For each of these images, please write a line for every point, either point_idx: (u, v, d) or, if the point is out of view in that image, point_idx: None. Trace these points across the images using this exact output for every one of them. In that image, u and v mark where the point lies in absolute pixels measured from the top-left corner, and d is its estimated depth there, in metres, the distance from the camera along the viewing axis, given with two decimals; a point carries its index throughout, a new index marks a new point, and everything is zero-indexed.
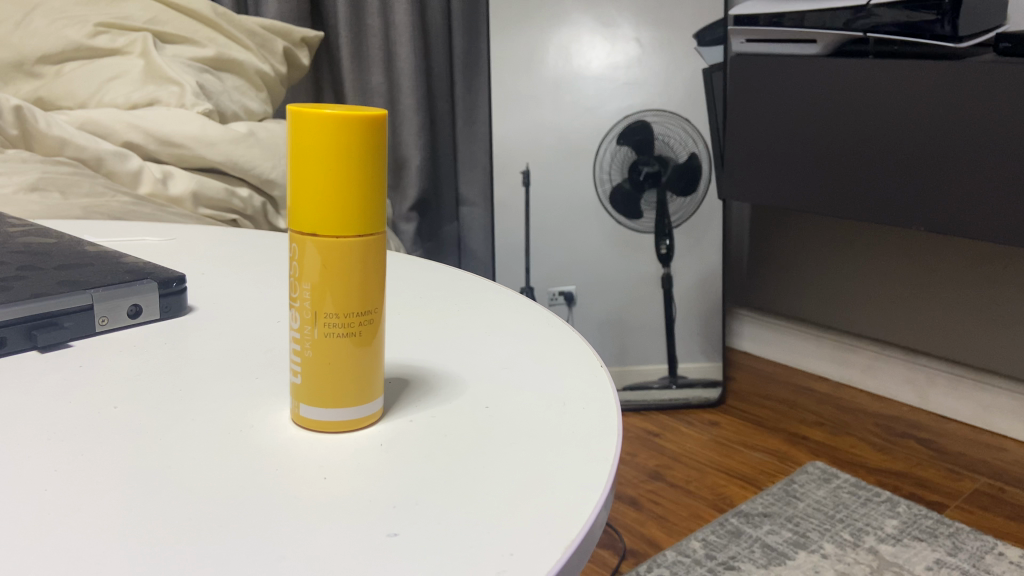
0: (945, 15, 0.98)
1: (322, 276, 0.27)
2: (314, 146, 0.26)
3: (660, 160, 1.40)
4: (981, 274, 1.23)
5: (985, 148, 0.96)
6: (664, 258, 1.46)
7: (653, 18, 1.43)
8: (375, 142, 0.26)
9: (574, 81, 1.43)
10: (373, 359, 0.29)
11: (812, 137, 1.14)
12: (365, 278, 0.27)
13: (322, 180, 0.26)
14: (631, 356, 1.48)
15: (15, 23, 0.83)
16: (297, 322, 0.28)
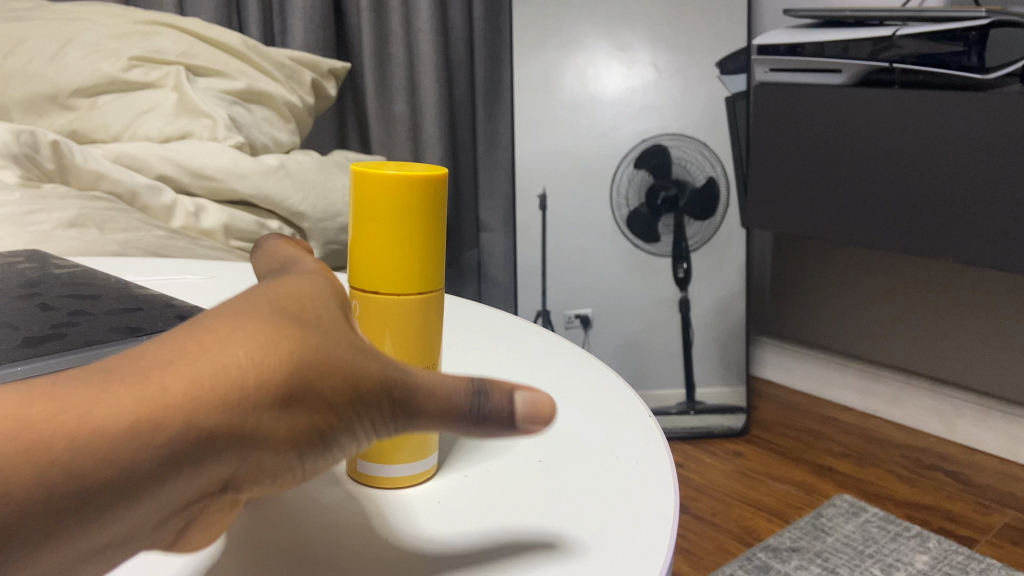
0: (972, 46, 0.98)
1: (379, 331, 0.28)
2: (378, 206, 0.28)
3: (677, 184, 1.42)
4: (1006, 303, 1.22)
5: (1009, 180, 0.96)
6: (682, 281, 1.46)
7: (672, 43, 1.43)
8: (429, 202, 0.28)
9: (590, 105, 1.45)
10: None
11: (833, 167, 1.15)
12: (423, 333, 0.29)
13: (385, 240, 0.28)
14: (651, 382, 1.48)
15: (50, 56, 0.84)
16: None
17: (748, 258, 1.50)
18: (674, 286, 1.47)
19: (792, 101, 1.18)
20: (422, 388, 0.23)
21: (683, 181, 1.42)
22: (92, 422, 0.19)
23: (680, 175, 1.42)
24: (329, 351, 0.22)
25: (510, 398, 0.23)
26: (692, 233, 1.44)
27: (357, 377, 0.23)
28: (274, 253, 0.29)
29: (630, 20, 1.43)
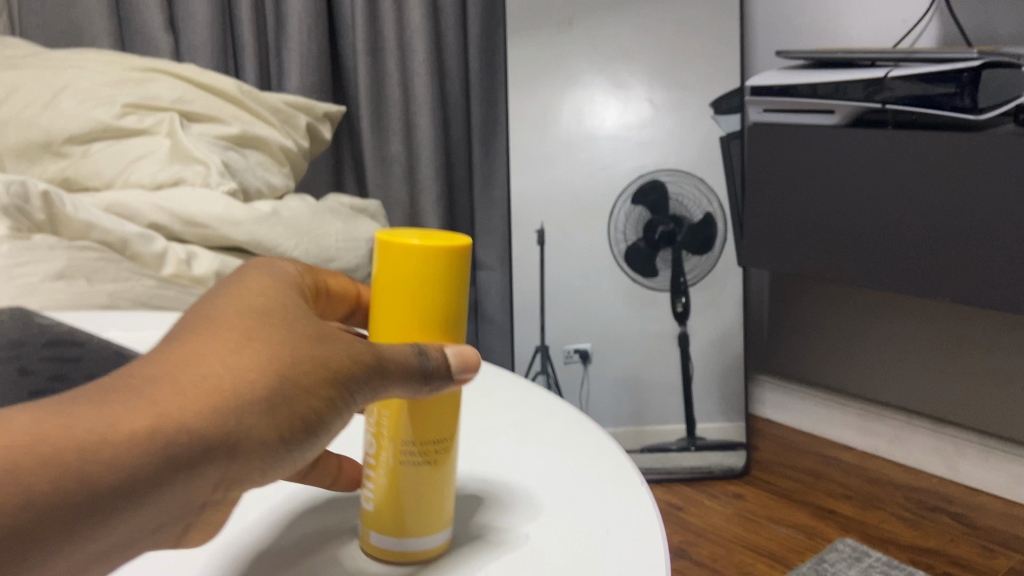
0: (964, 87, 0.98)
1: (396, 403, 0.33)
2: (410, 269, 0.33)
3: (674, 219, 1.41)
4: (1005, 342, 1.20)
5: (1003, 221, 0.96)
6: (681, 317, 1.45)
7: (667, 79, 1.44)
8: (455, 267, 0.33)
9: (587, 140, 1.46)
10: (444, 476, 0.34)
11: (827, 208, 1.15)
12: (437, 405, 0.33)
13: (414, 297, 0.33)
14: (650, 420, 1.46)
15: (43, 104, 0.84)
16: (378, 451, 0.34)
17: (745, 296, 1.50)
18: (673, 322, 1.46)
19: (786, 141, 1.18)
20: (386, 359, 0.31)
21: (681, 216, 1.41)
22: (107, 428, 0.24)
23: (678, 211, 1.41)
24: (298, 346, 0.29)
25: (443, 354, 0.32)
26: (690, 267, 1.43)
27: (325, 360, 0.29)
28: (272, 259, 0.36)
29: (626, 59, 1.44)
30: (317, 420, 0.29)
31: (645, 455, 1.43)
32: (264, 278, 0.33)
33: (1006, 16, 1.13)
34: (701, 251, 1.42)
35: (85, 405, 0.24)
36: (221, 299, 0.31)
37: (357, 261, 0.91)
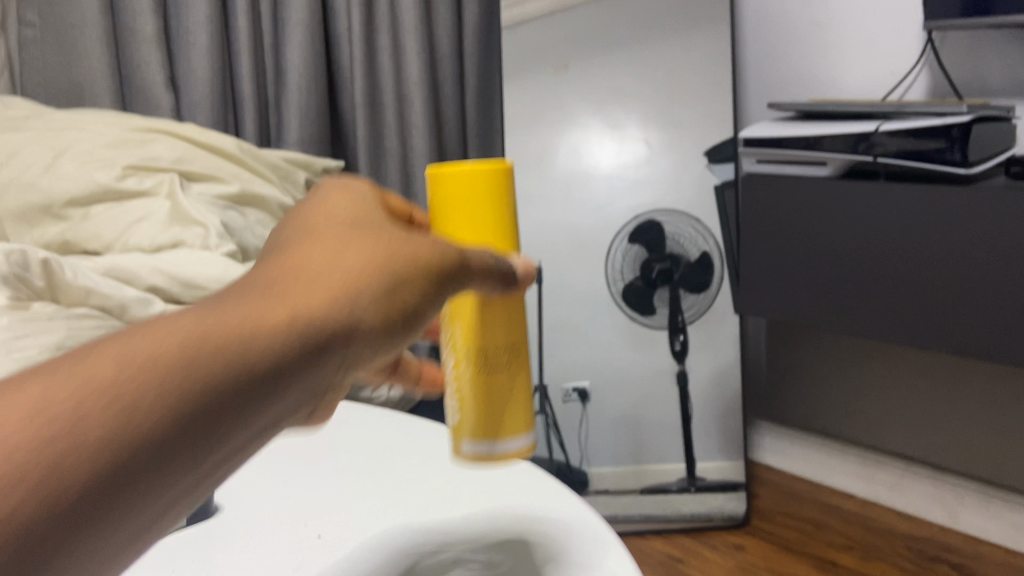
0: (954, 142, 0.99)
1: (468, 334, 0.55)
2: (479, 186, 0.54)
3: (671, 258, 1.40)
4: (1001, 391, 1.20)
5: (998, 275, 0.97)
6: (679, 355, 1.47)
7: (663, 120, 1.47)
8: (505, 181, 0.56)
9: (586, 179, 1.49)
10: (506, 376, 0.56)
11: (823, 259, 1.15)
12: (495, 327, 0.55)
13: (485, 205, 0.55)
14: (650, 458, 1.50)
15: (44, 167, 0.85)
16: (461, 371, 0.56)
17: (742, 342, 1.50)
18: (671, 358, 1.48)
19: (780, 191, 1.19)
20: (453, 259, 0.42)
21: (678, 255, 1.39)
22: (293, 313, 0.34)
23: (675, 250, 1.39)
24: (398, 249, 0.40)
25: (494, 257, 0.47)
26: (688, 306, 1.44)
27: (418, 259, 0.40)
28: (346, 183, 0.47)
29: (619, 100, 1.48)
30: (415, 314, 0.40)
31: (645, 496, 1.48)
32: (342, 205, 0.43)
33: (994, 68, 1.15)
34: (698, 290, 1.42)
35: (260, 299, 0.34)
36: (317, 222, 0.41)
37: None
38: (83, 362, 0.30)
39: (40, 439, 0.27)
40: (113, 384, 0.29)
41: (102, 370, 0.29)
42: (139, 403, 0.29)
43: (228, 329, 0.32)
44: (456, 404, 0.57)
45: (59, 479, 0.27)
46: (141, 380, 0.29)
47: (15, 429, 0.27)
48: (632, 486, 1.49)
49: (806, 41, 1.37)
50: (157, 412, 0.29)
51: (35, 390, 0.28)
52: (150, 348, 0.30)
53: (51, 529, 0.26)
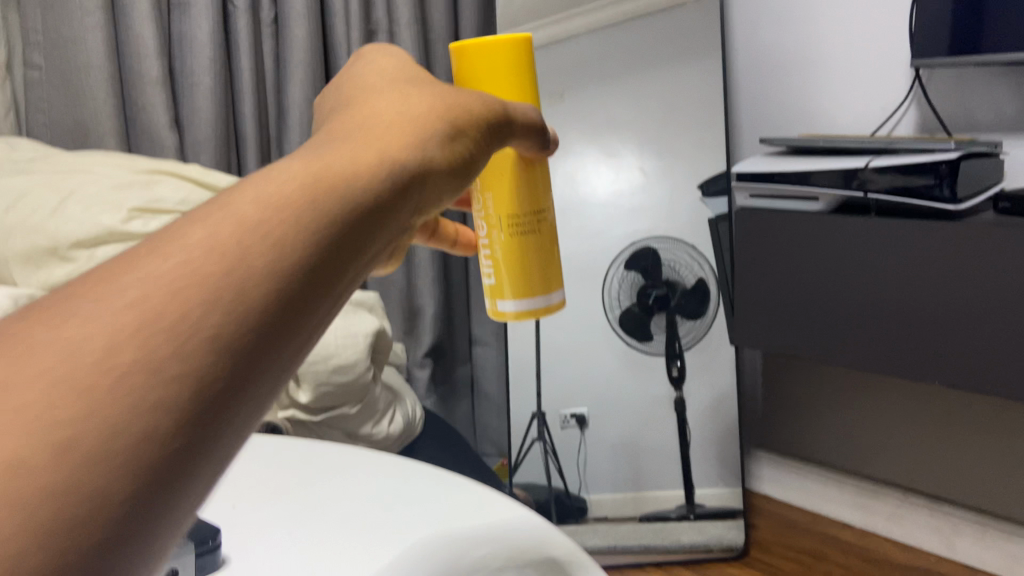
0: (942, 179, 1.01)
1: (501, 203, 0.60)
2: (503, 57, 0.59)
3: (667, 284, 1.42)
4: (994, 421, 1.22)
5: (988, 310, 0.99)
6: (677, 382, 1.48)
7: (656, 146, 1.49)
8: (526, 48, 0.60)
9: (582, 207, 1.53)
10: (535, 241, 0.62)
11: (815, 292, 1.17)
12: (525, 197, 0.60)
13: (511, 75, 0.59)
14: (649, 486, 1.50)
15: (51, 210, 0.87)
16: (493, 239, 0.62)
17: (737, 373, 1.51)
18: (668, 385, 1.49)
19: (773, 226, 1.21)
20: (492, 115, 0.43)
21: (674, 281, 1.42)
22: (387, 150, 0.33)
23: (671, 276, 1.42)
24: (451, 98, 0.40)
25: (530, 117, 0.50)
26: (683, 332, 1.45)
27: (469, 110, 0.41)
28: (371, 53, 0.45)
29: (615, 130, 1.51)
30: (473, 158, 0.40)
31: (645, 525, 1.48)
32: (376, 65, 0.42)
33: (980, 104, 1.18)
34: (695, 316, 1.44)
35: (350, 138, 0.33)
36: (357, 84, 0.40)
37: (356, 357, 0.92)
38: (205, 214, 0.28)
39: (208, 286, 0.25)
40: (253, 226, 0.27)
41: (234, 215, 0.28)
42: (283, 240, 0.28)
43: (338, 166, 0.31)
44: (490, 267, 0.63)
45: (235, 326, 0.26)
46: (285, 216, 0.28)
47: (177, 281, 0.25)
48: (632, 514, 1.50)
49: (796, 76, 1.40)
50: (302, 248, 0.28)
51: (172, 244, 0.26)
52: (276, 186, 0.29)
53: (238, 375, 0.26)
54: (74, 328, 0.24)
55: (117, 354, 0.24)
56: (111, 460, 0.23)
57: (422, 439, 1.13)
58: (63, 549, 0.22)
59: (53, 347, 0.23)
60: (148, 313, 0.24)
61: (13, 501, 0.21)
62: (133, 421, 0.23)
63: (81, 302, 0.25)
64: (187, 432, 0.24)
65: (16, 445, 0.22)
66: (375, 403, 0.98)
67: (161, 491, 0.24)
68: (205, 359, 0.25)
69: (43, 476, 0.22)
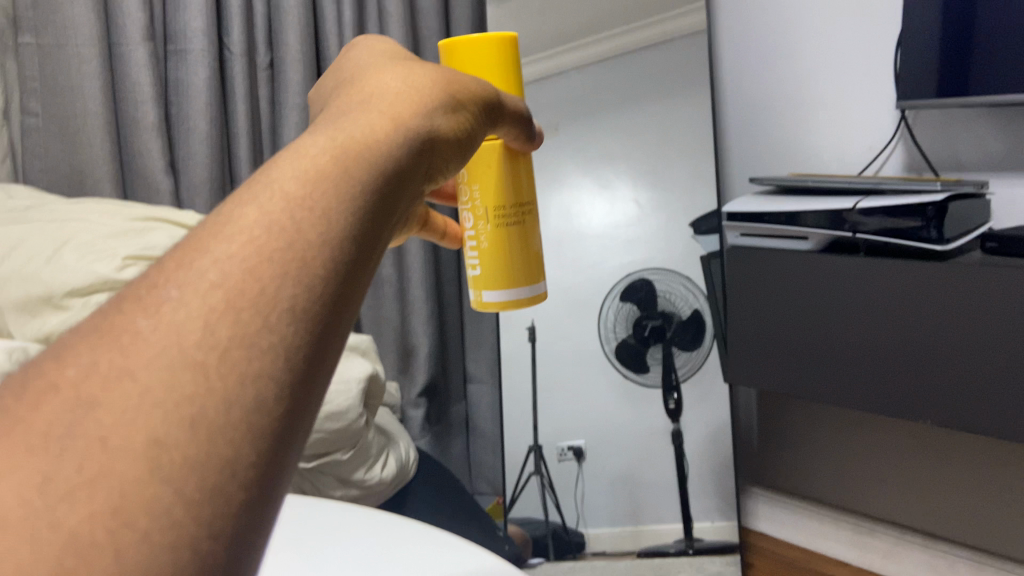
0: (930, 220, 1.02)
1: (486, 194, 0.60)
2: (487, 53, 0.60)
3: (662, 315, 1.50)
4: (988, 458, 1.22)
5: (980, 349, 0.99)
6: (674, 414, 1.50)
7: (652, 179, 1.51)
8: (510, 45, 0.61)
9: (577, 239, 1.55)
10: (523, 233, 0.62)
11: (808, 329, 1.18)
12: (511, 188, 0.60)
13: (495, 71, 0.60)
14: (648, 520, 1.51)
15: (46, 259, 0.88)
16: (478, 230, 0.61)
17: (732, 409, 1.51)
18: (665, 417, 1.51)
19: (766, 265, 1.22)
20: (481, 89, 0.48)
21: (670, 312, 1.50)
22: (398, 124, 0.37)
23: (665, 307, 1.49)
24: (443, 73, 0.44)
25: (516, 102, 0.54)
26: (680, 363, 1.50)
27: (460, 84, 0.45)
28: (359, 49, 0.48)
29: (609, 160, 1.53)
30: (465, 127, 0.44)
31: (645, 560, 1.48)
32: (362, 55, 0.46)
33: (966, 145, 1.19)
34: (693, 344, 1.49)
35: (358, 115, 0.37)
36: (348, 73, 0.44)
37: (349, 403, 0.92)
38: (250, 197, 0.31)
39: (274, 260, 0.29)
40: (296, 204, 0.31)
41: (278, 195, 0.31)
42: (331, 210, 0.32)
43: (357, 141, 0.35)
44: (475, 259, 0.63)
45: (305, 290, 0.29)
46: (324, 189, 0.32)
47: (248, 259, 0.29)
48: (630, 548, 1.50)
49: (784, 114, 1.41)
50: (341, 214, 0.32)
51: (233, 227, 0.30)
52: (311, 164, 0.33)
53: (318, 336, 0.29)
54: (173, 313, 0.27)
55: (216, 332, 0.27)
56: (233, 430, 0.26)
57: (418, 480, 1.12)
58: (215, 508, 0.25)
59: (158, 335, 0.26)
60: (233, 292, 0.28)
61: (164, 473, 0.24)
62: (245, 391, 0.26)
63: (169, 289, 0.28)
64: (290, 392, 0.28)
65: (153, 426, 0.24)
66: (368, 447, 0.98)
67: (286, 440, 0.27)
68: (288, 324, 0.28)
69: (182, 448, 0.24)
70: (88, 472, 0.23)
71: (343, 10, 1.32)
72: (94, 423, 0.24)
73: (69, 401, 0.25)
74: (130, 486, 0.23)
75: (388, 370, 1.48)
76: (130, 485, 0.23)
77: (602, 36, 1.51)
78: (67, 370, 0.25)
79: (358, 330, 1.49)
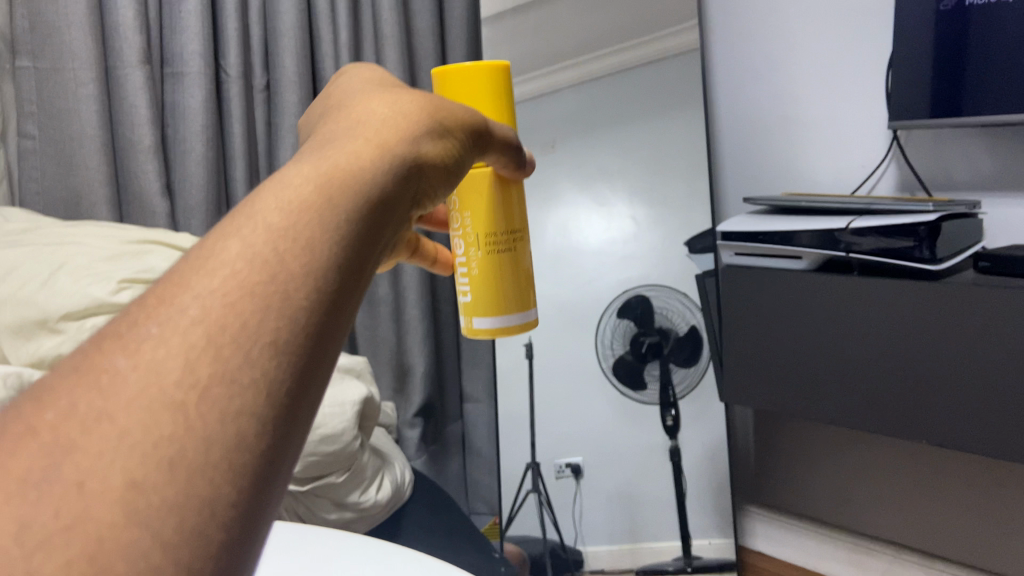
0: (922, 240, 1.02)
1: (478, 222, 0.60)
2: (479, 81, 0.60)
3: (660, 332, 1.45)
4: (984, 478, 1.22)
5: (973, 370, 1.00)
6: (671, 430, 1.49)
7: (648, 198, 1.52)
8: (502, 74, 0.62)
9: (575, 256, 1.56)
10: (514, 260, 0.62)
11: (803, 349, 1.18)
12: (503, 215, 0.61)
13: (487, 100, 0.61)
14: (646, 537, 1.52)
15: (42, 282, 0.88)
16: (469, 258, 0.62)
17: (728, 428, 1.51)
18: (663, 434, 1.51)
19: (760, 285, 1.22)
20: (470, 112, 0.48)
21: (667, 329, 1.45)
22: (384, 152, 0.38)
23: (664, 324, 1.45)
24: (431, 98, 0.45)
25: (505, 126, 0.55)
26: (678, 379, 1.47)
27: (448, 108, 0.46)
28: (349, 75, 0.48)
29: (606, 177, 1.54)
30: (453, 152, 0.45)
31: None
32: (352, 80, 0.47)
33: (958, 165, 1.20)
34: (689, 362, 1.46)
35: (344, 143, 0.37)
36: (336, 98, 0.45)
37: (344, 426, 0.92)
38: (233, 229, 0.32)
39: (256, 293, 0.30)
40: (279, 235, 0.32)
41: (261, 227, 0.32)
42: (313, 241, 0.32)
43: (341, 171, 0.35)
44: (466, 287, 0.63)
45: (287, 322, 0.30)
46: (307, 220, 0.33)
47: (229, 294, 0.29)
48: (628, 566, 1.51)
49: (778, 133, 1.42)
50: (324, 244, 0.33)
51: (215, 261, 0.30)
52: (294, 195, 0.33)
53: (300, 369, 0.30)
54: (153, 352, 0.27)
55: (197, 370, 0.27)
56: (213, 470, 0.26)
57: (414, 502, 1.12)
58: (194, 549, 0.25)
59: (138, 374, 0.27)
60: (215, 328, 0.28)
61: (142, 516, 0.24)
62: (225, 429, 0.27)
63: (150, 327, 0.28)
64: (272, 427, 0.28)
65: (132, 467, 0.25)
66: (362, 470, 0.98)
67: (268, 476, 0.28)
68: (270, 357, 0.29)
69: (161, 489, 0.25)
70: (65, 516, 0.23)
71: (340, 32, 1.33)
72: (71, 467, 0.24)
73: (47, 445, 0.25)
74: (108, 530, 0.24)
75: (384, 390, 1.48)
76: (107, 530, 0.24)
77: (599, 55, 1.52)
78: (46, 414, 0.26)
79: (355, 350, 1.49)
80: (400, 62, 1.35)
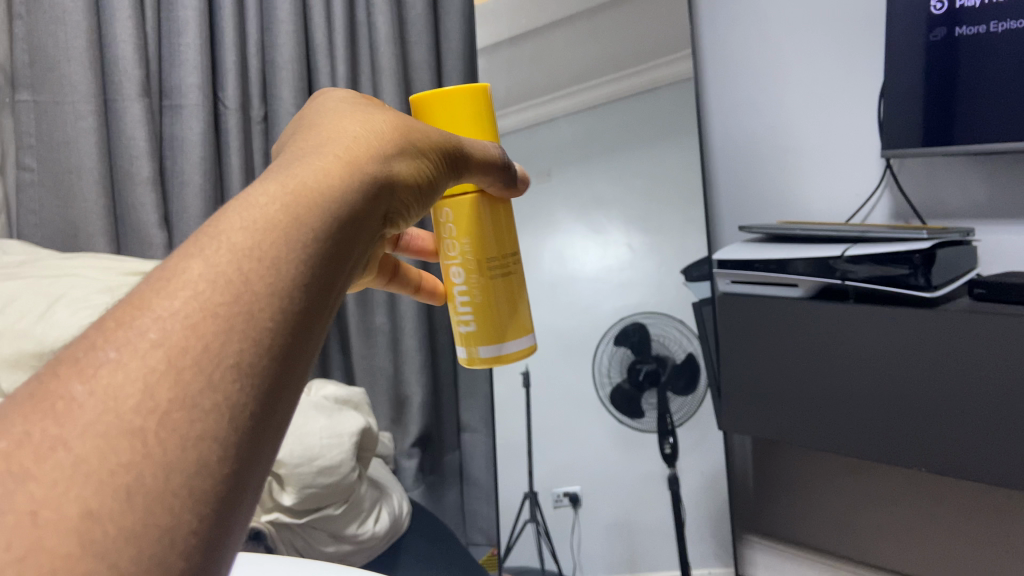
0: (917, 268, 1.02)
1: (475, 246, 0.60)
2: (460, 103, 0.61)
3: (657, 359, 1.43)
4: (982, 506, 1.21)
5: (968, 396, 1.00)
6: (669, 458, 1.47)
7: (642, 227, 1.55)
8: (482, 95, 0.62)
9: (572, 287, 1.59)
10: (513, 281, 0.63)
11: (801, 376, 1.18)
12: (497, 237, 0.61)
13: (468, 121, 0.61)
14: (645, 567, 1.52)
15: (38, 315, 0.88)
16: (468, 284, 0.61)
17: (727, 456, 1.51)
18: (661, 463, 1.50)
19: (756, 312, 1.22)
20: (443, 133, 0.49)
21: (664, 356, 1.43)
22: (353, 171, 0.39)
23: (661, 351, 1.43)
24: (402, 117, 0.45)
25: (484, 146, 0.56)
26: (676, 407, 1.44)
27: (421, 127, 0.46)
28: (321, 95, 0.49)
29: (602, 207, 1.58)
30: (426, 172, 0.46)
31: None
32: (324, 100, 0.47)
33: (950, 193, 1.21)
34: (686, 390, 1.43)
35: (312, 161, 0.38)
36: (307, 116, 0.45)
37: (341, 456, 0.92)
38: (196, 249, 0.32)
39: (218, 314, 0.30)
40: (244, 255, 0.32)
41: (225, 248, 0.32)
42: (278, 261, 0.33)
43: (308, 189, 0.36)
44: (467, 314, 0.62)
45: (249, 345, 0.30)
46: (272, 239, 0.33)
47: (190, 316, 0.30)
48: None
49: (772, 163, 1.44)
50: (288, 264, 0.33)
51: (177, 281, 0.31)
52: (261, 214, 0.34)
53: (263, 393, 0.30)
54: (111, 377, 0.27)
55: (156, 395, 0.27)
56: (171, 498, 0.26)
57: (411, 533, 1.12)
58: None
59: (94, 400, 0.27)
60: (175, 352, 0.28)
61: (98, 547, 0.24)
62: (186, 454, 0.27)
63: (109, 350, 0.28)
64: (233, 451, 0.28)
65: (86, 498, 0.25)
66: (359, 501, 0.97)
67: (228, 502, 0.28)
68: (232, 381, 0.29)
69: (117, 520, 0.25)
70: (17, 548, 0.23)
71: (337, 65, 1.34)
72: (24, 496, 0.24)
73: None
74: (61, 561, 0.23)
75: (381, 421, 1.47)
76: (61, 561, 0.23)
77: (587, 85, 1.59)
78: None
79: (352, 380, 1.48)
80: (397, 94, 1.36)
